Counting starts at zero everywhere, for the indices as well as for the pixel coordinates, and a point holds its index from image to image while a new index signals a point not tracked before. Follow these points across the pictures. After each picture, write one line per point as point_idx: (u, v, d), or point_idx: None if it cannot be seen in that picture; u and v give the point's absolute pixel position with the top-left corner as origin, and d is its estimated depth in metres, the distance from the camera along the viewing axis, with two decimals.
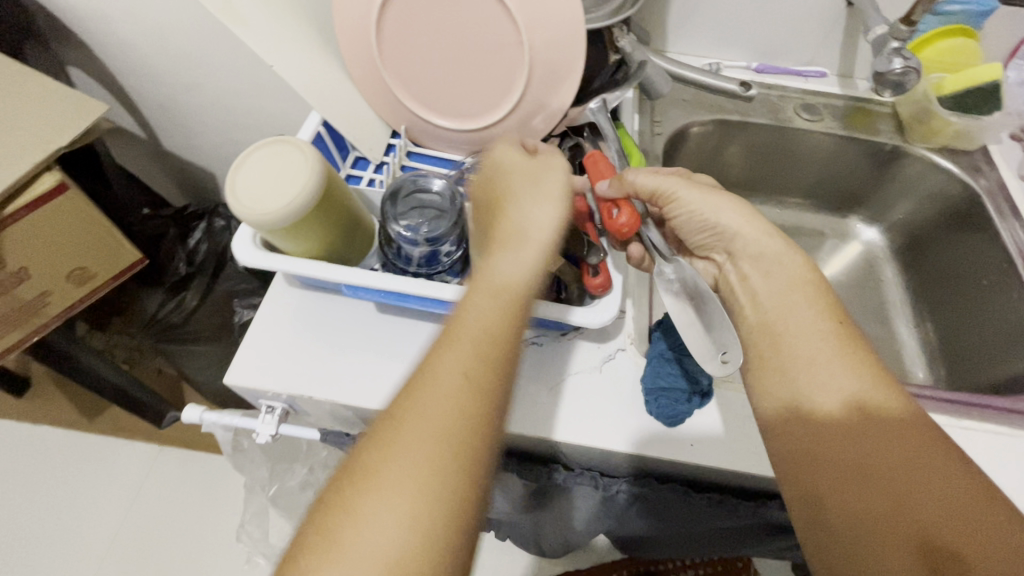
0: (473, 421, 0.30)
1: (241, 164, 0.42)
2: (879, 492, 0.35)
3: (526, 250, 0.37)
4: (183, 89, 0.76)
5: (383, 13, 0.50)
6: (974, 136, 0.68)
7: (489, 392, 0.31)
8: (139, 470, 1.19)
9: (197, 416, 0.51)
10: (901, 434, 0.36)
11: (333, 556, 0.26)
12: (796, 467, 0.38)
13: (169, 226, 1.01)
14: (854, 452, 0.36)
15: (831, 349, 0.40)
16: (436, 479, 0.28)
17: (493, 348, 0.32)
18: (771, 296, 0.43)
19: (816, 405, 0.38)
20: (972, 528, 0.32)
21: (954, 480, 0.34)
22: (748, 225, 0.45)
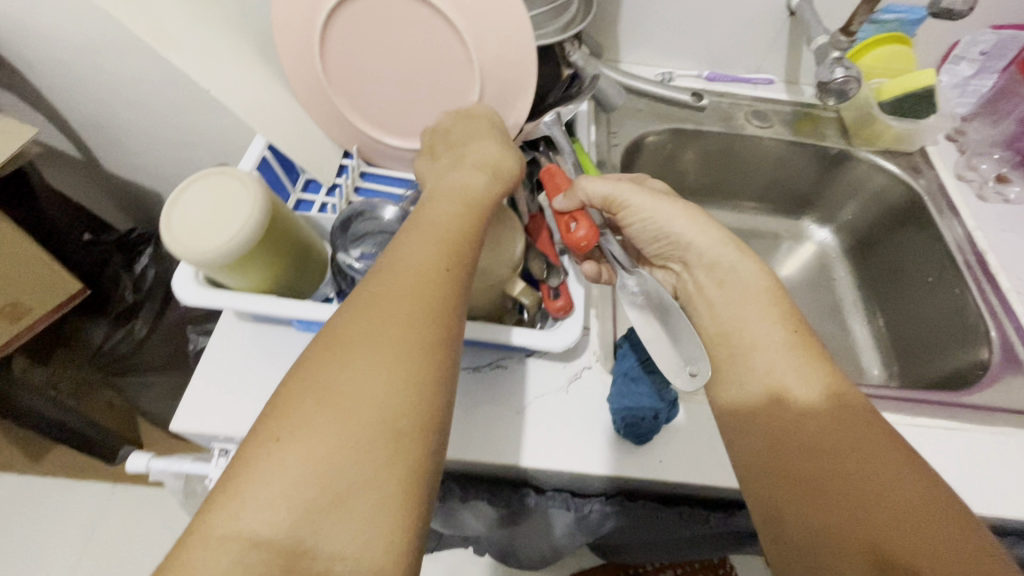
0: (439, 286, 0.32)
1: (177, 198, 0.39)
2: (836, 504, 0.34)
3: (480, 173, 0.41)
4: (120, 110, 0.72)
5: (325, 34, 0.48)
6: (912, 137, 0.71)
7: (455, 267, 0.34)
8: (91, 510, 1.12)
9: (143, 464, 0.48)
10: (859, 442, 0.36)
11: (305, 414, 0.27)
12: (757, 470, 0.37)
13: (113, 253, 0.94)
14: (813, 464, 0.36)
15: (786, 356, 0.40)
16: (406, 336, 0.30)
17: (454, 234, 0.36)
18: (727, 306, 0.45)
19: (779, 413, 0.38)
20: (928, 534, 0.31)
21: (913, 495, 0.33)
22: (702, 235, 0.46)
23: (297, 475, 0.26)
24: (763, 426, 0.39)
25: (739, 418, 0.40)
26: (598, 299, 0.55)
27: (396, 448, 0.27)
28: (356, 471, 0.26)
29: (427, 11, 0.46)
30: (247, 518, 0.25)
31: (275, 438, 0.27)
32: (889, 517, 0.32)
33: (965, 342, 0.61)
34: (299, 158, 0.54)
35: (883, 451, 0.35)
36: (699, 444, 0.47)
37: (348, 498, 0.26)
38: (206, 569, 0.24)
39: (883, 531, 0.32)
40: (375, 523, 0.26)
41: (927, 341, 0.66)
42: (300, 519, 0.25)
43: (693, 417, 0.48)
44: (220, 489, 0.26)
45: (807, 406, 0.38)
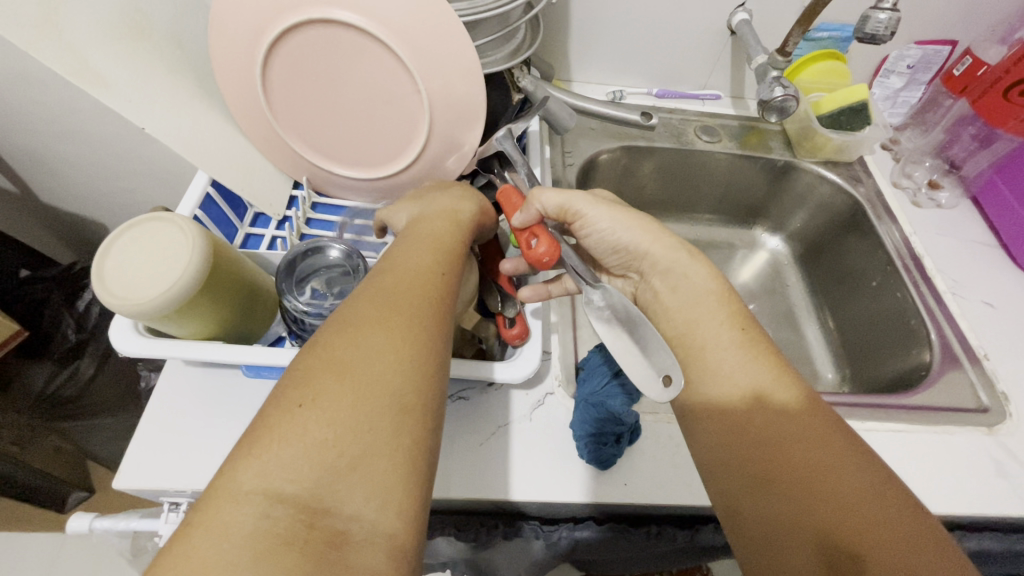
0: (439, 289, 0.36)
1: (109, 249, 0.37)
2: (787, 494, 0.34)
3: (463, 205, 0.47)
4: (53, 143, 0.69)
5: (267, 68, 0.47)
6: (852, 148, 0.74)
7: (450, 276, 0.38)
8: (37, 564, 1.05)
9: (85, 524, 0.46)
10: (805, 434, 0.35)
11: (326, 384, 0.28)
12: (717, 470, 0.37)
13: (52, 290, 0.89)
14: (764, 454, 0.36)
15: (737, 356, 0.40)
16: (414, 324, 0.32)
17: (447, 249, 0.41)
18: (678, 312, 0.44)
19: (733, 410, 0.38)
20: (872, 523, 0.31)
21: (860, 484, 0.33)
22: (655, 244, 0.45)
23: (319, 436, 0.26)
24: (715, 421, 0.39)
25: (695, 418, 0.40)
26: (557, 322, 0.55)
27: (406, 420, 0.29)
28: (372, 437, 0.27)
29: (368, 42, 0.45)
30: (271, 474, 0.25)
31: (297, 405, 0.27)
32: (836, 507, 0.32)
33: (908, 345, 0.64)
34: (247, 193, 0.52)
35: (831, 443, 0.35)
36: (663, 462, 0.47)
37: (365, 461, 0.26)
38: (230, 521, 0.23)
39: (829, 523, 0.32)
40: (388, 489, 0.26)
41: (875, 345, 0.69)
42: (321, 478, 0.25)
43: (656, 435, 0.49)
44: (238, 453, 0.26)
45: (755, 404, 0.37)
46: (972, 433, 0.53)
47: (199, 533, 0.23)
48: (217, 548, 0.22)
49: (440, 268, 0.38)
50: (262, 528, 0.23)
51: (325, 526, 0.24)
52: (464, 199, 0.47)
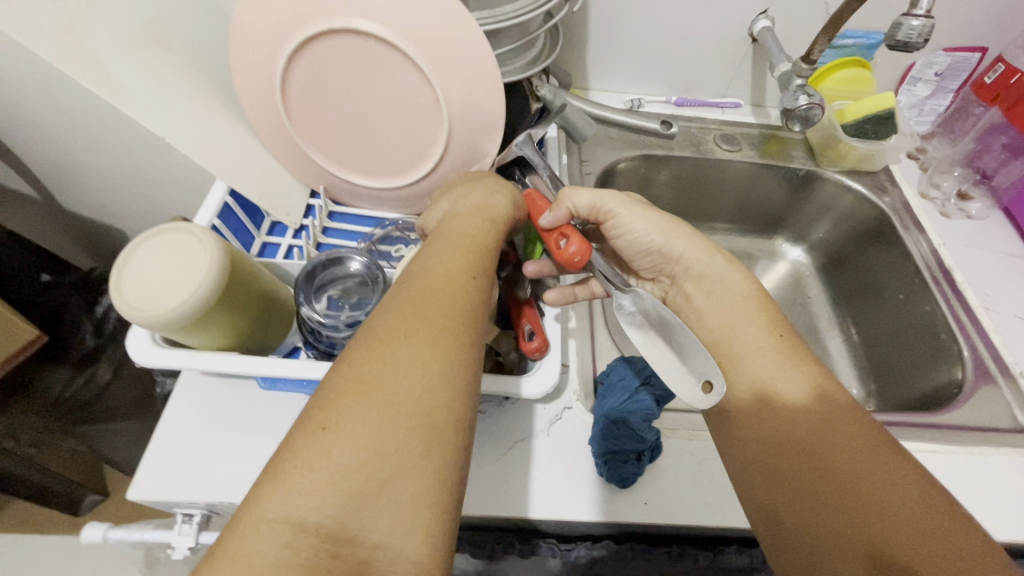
0: (471, 294, 0.34)
1: (127, 259, 0.37)
2: (832, 503, 0.32)
3: (495, 202, 0.44)
4: (76, 150, 0.69)
5: (286, 78, 0.47)
6: (877, 157, 0.73)
7: (481, 279, 0.36)
8: (54, 566, 1.05)
9: (99, 535, 0.45)
10: (851, 442, 0.33)
11: (351, 404, 0.27)
12: (757, 482, 0.36)
13: (72, 296, 0.90)
14: (807, 460, 0.34)
15: (775, 375, 0.37)
16: (444, 334, 0.30)
17: (478, 250, 0.38)
18: (713, 316, 0.42)
19: (773, 424, 0.36)
20: (925, 536, 0.29)
21: (913, 498, 0.30)
22: (690, 246, 0.44)
23: (343, 462, 0.25)
24: (757, 426, 0.37)
25: (733, 425, 0.38)
26: (575, 333, 0.54)
27: (436, 441, 0.27)
28: (399, 463, 0.26)
29: (388, 52, 0.45)
30: (293, 502, 0.24)
31: (321, 427, 0.26)
32: (885, 521, 0.30)
33: (937, 362, 0.62)
34: (264, 202, 0.52)
35: (880, 452, 0.32)
36: (685, 481, 0.46)
37: (391, 488, 0.25)
38: (252, 551, 0.23)
39: (878, 536, 0.30)
40: (414, 515, 0.25)
41: (902, 361, 0.66)
42: (345, 505, 0.25)
43: (677, 453, 0.47)
44: (261, 477, 0.25)
45: (796, 410, 0.36)
46: (1011, 454, 0.51)
47: (221, 563, 0.22)
48: None
49: (471, 269, 0.36)
50: (285, 559, 0.23)
51: (350, 554, 0.24)
52: (494, 195, 0.45)
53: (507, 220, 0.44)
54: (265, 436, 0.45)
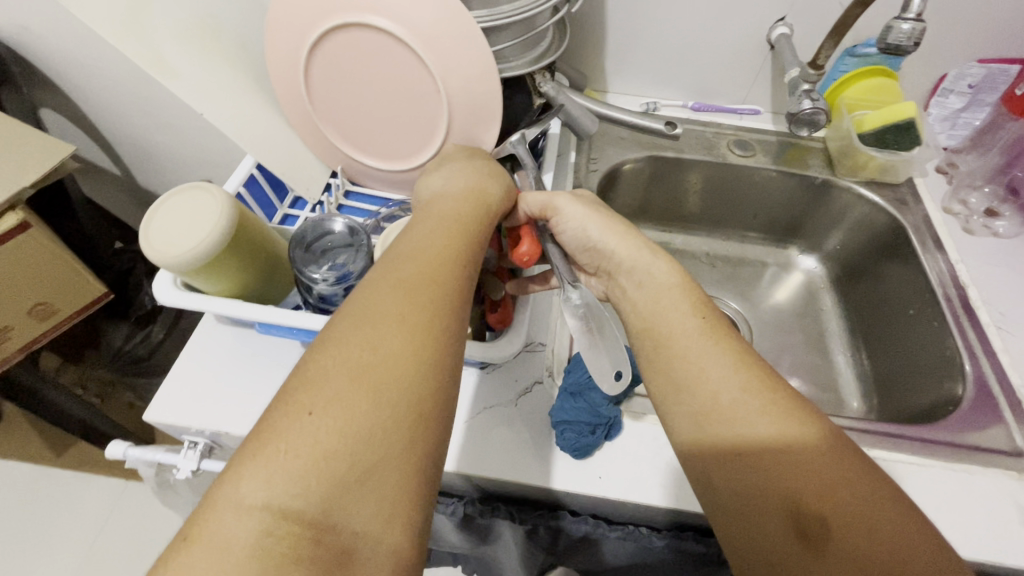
0: (458, 283, 0.35)
1: (155, 212, 0.44)
2: (753, 466, 0.34)
3: (488, 184, 0.45)
4: (147, 130, 0.79)
5: (310, 65, 0.53)
6: (899, 169, 0.70)
7: (474, 267, 0.37)
8: (103, 504, 1.17)
9: (121, 452, 0.52)
10: (765, 406, 0.35)
11: (337, 391, 0.28)
12: (697, 446, 0.37)
13: (138, 262, 1.02)
14: (732, 430, 0.35)
15: (707, 347, 0.39)
16: (430, 325, 0.32)
17: (467, 236, 0.39)
18: (644, 306, 0.43)
19: (710, 392, 0.37)
20: (835, 490, 0.32)
21: (822, 451, 0.33)
22: (623, 245, 0.45)
23: (327, 448, 0.26)
24: (684, 398, 0.38)
25: (663, 397, 0.39)
26: (557, 318, 0.56)
27: (418, 431, 0.29)
28: (384, 451, 0.27)
29: (395, 45, 0.50)
30: (275, 488, 0.25)
31: (306, 411, 0.27)
32: (800, 478, 0.32)
33: (941, 378, 0.59)
34: (287, 176, 0.59)
35: (788, 412, 0.35)
36: (643, 461, 0.47)
37: (372, 476, 0.27)
38: (231, 537, 0.24)
39: (796, 492, 0.32)
40: (393, 502, 0.27)
41: (906, 377, 0.64)
42: (328, 493, 0.26)
43: (639, 434, 0.49)
44: (240, 459, 0.26)
45: (719, 382, 0.37)
46: (996, 476, 0.49)
47: (198, 546, 0.24)
48: (216, 565, 0.23)
49: (464, 257, 0.37)
50: (265, 546, 0.24)
51: (332, 541, 0.25)
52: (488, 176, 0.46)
53: (501, 204, 0.45)
54: (262, 378, 0.51)
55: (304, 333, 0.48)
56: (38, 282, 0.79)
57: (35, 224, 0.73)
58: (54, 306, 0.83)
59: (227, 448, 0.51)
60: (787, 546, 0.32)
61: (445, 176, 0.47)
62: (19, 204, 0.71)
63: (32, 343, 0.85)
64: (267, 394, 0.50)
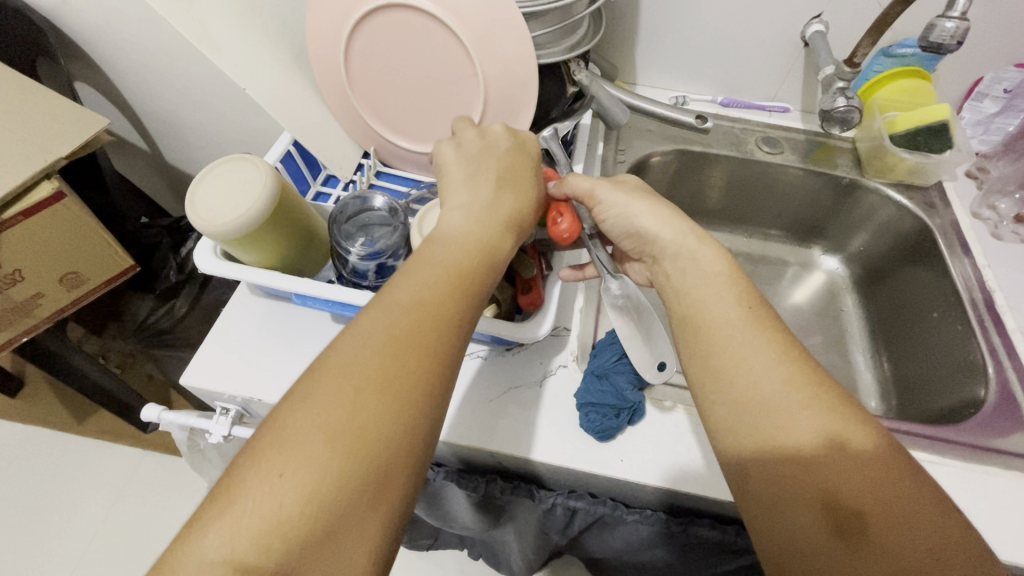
0: (446, 342, 0.34)
1: (200, 181, 0.45)
2: (792, 457, 0.35)
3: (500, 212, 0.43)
4: (182, 108, 0.81)
5: (349, 45, 0.54)
6: (928, 171, 0.70)
7: (467, 327, 0.37)
8: (119, 475, 1.20)
9: (156, 415, 0.54)
10: (807, 402, 0.36)
11: (308, 454, 0.28)
12: (733, 434, 0.37)
13: (163, 237, 1.02)
14: (768, 424, 0.36)
15: (744, 334, 0.39)
16: (412, 392, 0.32)
17: (465, 281, 0.38)
18: (686, 292, 0.43)
19: (748, 381, 0.38)
20: (874, 487, 0.32)
21: (865, 449, 0.34)
22: (666, 227, 0.45)
23: (293, 510, 0.27)
24: (721, 386, 0.39)
25: (701, 386, 0.40)
26: (583, 303, 0.57)
27: (382, 495, 0.30)
28: (347, 514, 0.28)
29: (435, 26, 0.50)
30: (240, 543, 0.26)
31: (277, 472, 0.28)
32: (836, 472, 0.33)
33: (962, 383, 0.60)
34: (322, 155, 0.60)
35: (833, 409, 0.35)
36: (665, 446, 0.48)
37: (335, 538, 0.28)
38: None
39: (833, 486, 0.33)
40: (351, 564, 0.28)
41: (926, 381, 0.64)
42: (289, 552, 0.27)
43: (660, 420, 0.50)
44: (208, 510, 0.27)
45: (761, 373, 0.37)
46: (1015, 479, 0.50)
47: None
48: None
49: (457, 312, 0.36)
50: None
51: None
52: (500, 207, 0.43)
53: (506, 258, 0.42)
54: (293, 349, 0.52)
55: (337, 306, 0.50)
56: (69, 251, 0.80)
57: (69, 193, 0.75)
58: (83, 276, 0.85)
59: (257, 416, 0.53)
60: (819, 540, 0.32)
61: (463, 203, 0.43)
62: (54, 173, 0.73)
63: (61, 311, 0.87)
64: (296, 365, 0.51)
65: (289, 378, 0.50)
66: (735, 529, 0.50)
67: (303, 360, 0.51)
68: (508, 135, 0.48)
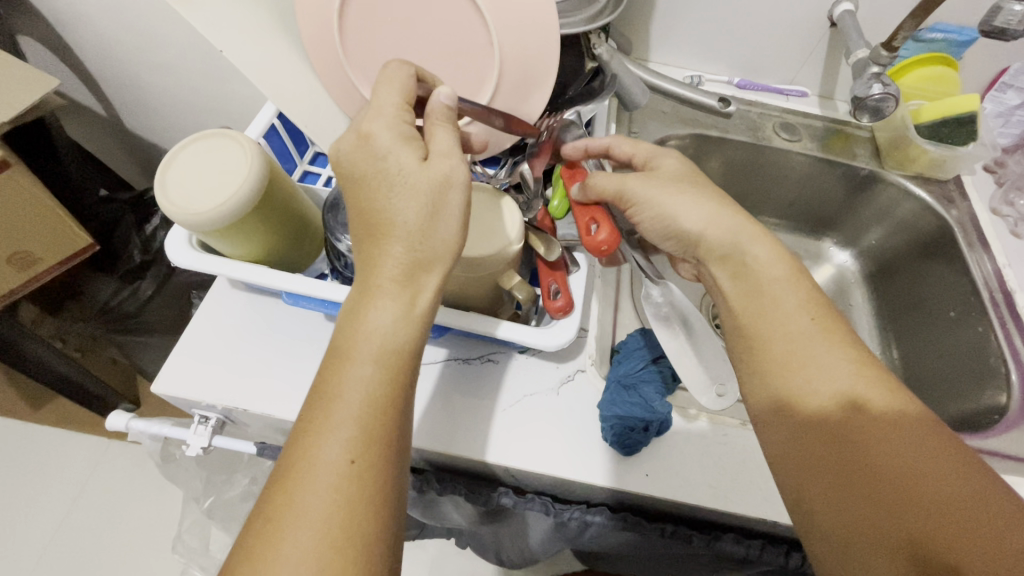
0: (352, 504, 0.29)
1: (173, 159, 0.39)
2: (869, 490, 0.32)
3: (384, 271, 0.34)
4: (144, 68, 0.72)
5: (345, 6, 0.47)
6: (949, 166, 0.67)
7: (369, 464, 0.30)
8: (81, 468, 1.12)
9: (123, 423, 0.48)
10: (886, 429, 0.33)
11: None
12: (791, 462, 0.36)
13: (126, 212, 0.92)
14: (836, 450, 0.34)
15: (817, 346, 0.37)
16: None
17: (363, 416, 0.31)
18: (741, 299, 0.41)
19: (813, 401, 0.36)
20: (966, 525, 0.29)
21: (952, 478, 0.31)
22: (723, 230, 0.41)
23: None
24: (782, 404, 0.37)
25: (762, 404, 0.39)
26: (600, 301, 0.53)
27: None
28: None
29: None
30: None
31: None
32: (918, 503, 0.31)
33: (980, 385, 0.58)
34: (309, 128, 0.54)
35: (917, 434, 0.33)
36: (691, 458, 0.46)
37: None
38: None
39: (915, 522, 0.30)
40: None
41: (942, 378, 0.63)
42: None
43: (686, 430, 0.47)
44: None
45: (831, 392, 0.35)
46: None
47: None
48: None
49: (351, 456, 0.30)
50: None
51: None
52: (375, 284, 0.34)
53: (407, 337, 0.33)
54: (281, 352, 0.46)
55: (334, 307, 0.44)
56: (17, 228, 0.72)
57: (15, 163, 0.66)
58: (34, 255, 0.76)
59: (240, 424, 0.48)
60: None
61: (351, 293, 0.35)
62: None
63: (11, 294, 0.78)
64: (283, 371, 0.46)
65: (276, 386, 0.45)
66: (760, 543, 0.48)
67: (294, 365, 0.46)
68: (352, 143, 0.35)
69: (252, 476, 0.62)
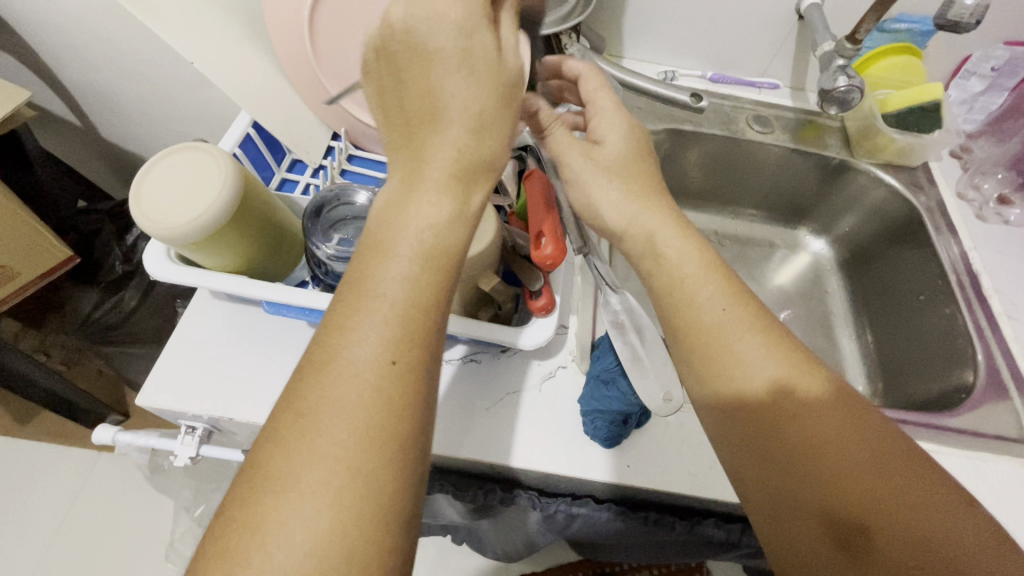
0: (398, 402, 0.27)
1: (149, 172, 0.39)
2: (786, 457, 0.33)
3: (396, 234, 0.29)
4: (117, 78, 0.71)
5: (315, 15, 0.47)
6: (917, 152, 0.69)
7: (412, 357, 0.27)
8: (71, 483, 1.11)
9: (110, 437, 0.48)
10: (844, 416, 0.33)
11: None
12: (751, 448, 0.34)
13: (106, 222, 0.90)
14: (749, 406, 0.35)
15: (760, 337, 0.36)
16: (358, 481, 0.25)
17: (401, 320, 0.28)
18: (661, 291, 0.41)
19: (798, 387, 0.34)
20: (929, 509, 0.29)
21: (852, 422, 0.33)
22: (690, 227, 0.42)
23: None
24: (745, 391, 0.35)
25: (716, 387, 0.37)
26: (578, 300, 0.54)
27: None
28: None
29: None
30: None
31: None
32: (887, 491, 0.30)
33: (949, 365, 0.60)
34: (285, 138, 0.53)
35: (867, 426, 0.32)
36: (669, 448, 0.47)
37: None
38: None
39: (883, 504, 0.30)
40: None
41: (913, 363, 0.65)
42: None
43: (665, 422, 0.48)
44: None
45: (787, 377, 0.35)
46: (1008, 464, 0.50)
47: None
48: None
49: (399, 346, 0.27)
50: None
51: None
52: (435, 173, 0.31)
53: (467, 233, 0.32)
54: (266, 359, 0.47)
55: (315, 315, 0.45)
56: None
57: None
58: (13, 270, 0.75)
59: (226, 433, 0.49)
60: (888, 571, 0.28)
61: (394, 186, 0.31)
62: None
63: None
64: (264, 379, 0.46)
65: (259, 393, 0.45)
66: (741, 527, 0.50)
67: (277, 371, 0.47)
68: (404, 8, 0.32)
69: (242, 483, 0.63)
